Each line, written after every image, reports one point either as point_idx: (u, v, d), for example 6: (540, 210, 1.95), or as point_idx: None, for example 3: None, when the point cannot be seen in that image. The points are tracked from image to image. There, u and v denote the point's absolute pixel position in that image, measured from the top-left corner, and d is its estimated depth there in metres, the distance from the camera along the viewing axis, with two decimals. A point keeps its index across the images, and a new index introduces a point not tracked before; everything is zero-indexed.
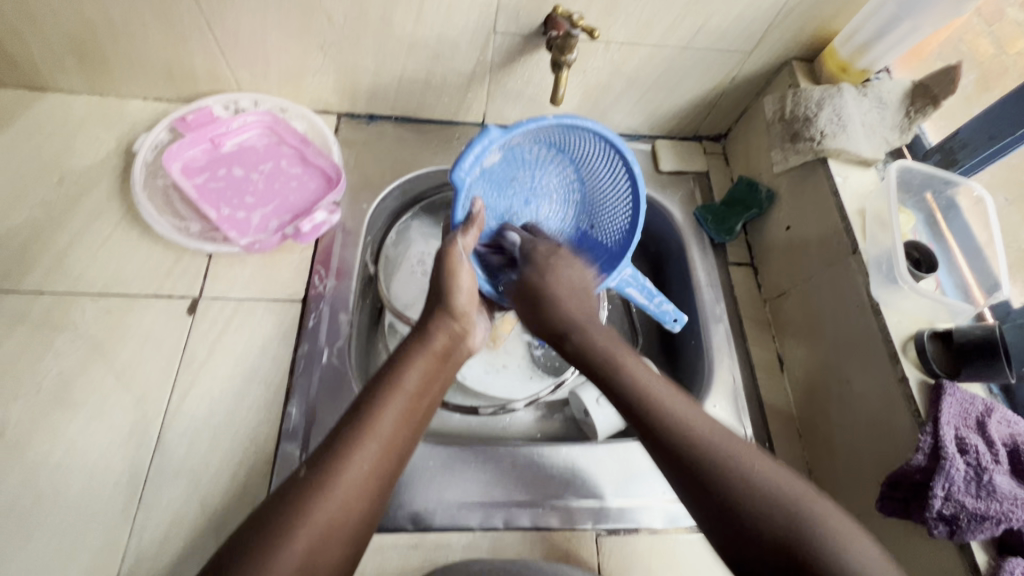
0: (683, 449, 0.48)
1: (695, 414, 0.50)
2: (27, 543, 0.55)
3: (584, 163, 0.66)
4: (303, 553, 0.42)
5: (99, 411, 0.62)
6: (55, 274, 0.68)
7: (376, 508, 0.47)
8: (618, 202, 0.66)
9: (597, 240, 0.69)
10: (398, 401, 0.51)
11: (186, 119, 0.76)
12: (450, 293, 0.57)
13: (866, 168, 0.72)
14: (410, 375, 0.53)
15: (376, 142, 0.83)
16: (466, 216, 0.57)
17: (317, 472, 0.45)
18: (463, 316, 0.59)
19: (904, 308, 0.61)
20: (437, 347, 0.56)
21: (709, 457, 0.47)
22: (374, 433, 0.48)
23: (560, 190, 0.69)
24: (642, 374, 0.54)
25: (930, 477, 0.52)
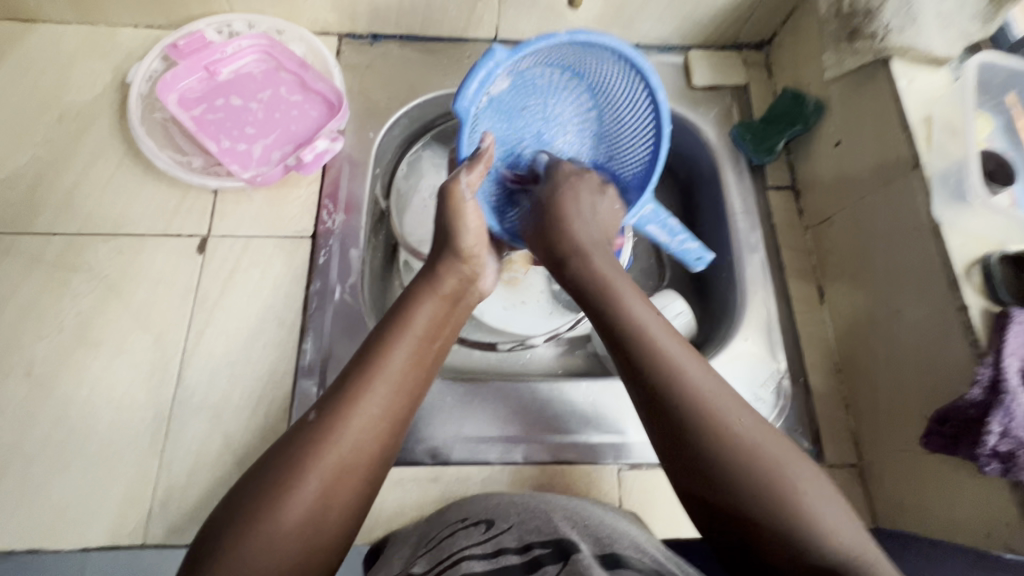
0: (672, 408, 0.46)
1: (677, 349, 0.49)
2: (65, 473, 0.57)
3: (604, 89, 0.59)
4: (320, 486, 0.42)
5: (120, 350, 0.62)
6: (65, 214, 0.67)
7: (392, 444, 0.47)
8: (641, 131, 0.59)
9: (618, 174, 0.63)
10: (406, 344, 0.49)
11: (178, 45, 0.71)
12: (458, 234, 0.54)
13: (936, 69, 0.62)
14: (418, 317, 0.51)
15: (381, 64, 0.77)
16: (473, 152, 0.53)
17: (326, 413, 0.45)
18: (472, 257, 0.55)
19: (971, 229, 0.54)
20: (446, 290, 0.54)
21: (698, 420, 0.45)
22: (383, 373, 0.47)
23: (576, 121, 0.63)
24: (643, 316, 0.51)
25: (986, 412, 0.47)
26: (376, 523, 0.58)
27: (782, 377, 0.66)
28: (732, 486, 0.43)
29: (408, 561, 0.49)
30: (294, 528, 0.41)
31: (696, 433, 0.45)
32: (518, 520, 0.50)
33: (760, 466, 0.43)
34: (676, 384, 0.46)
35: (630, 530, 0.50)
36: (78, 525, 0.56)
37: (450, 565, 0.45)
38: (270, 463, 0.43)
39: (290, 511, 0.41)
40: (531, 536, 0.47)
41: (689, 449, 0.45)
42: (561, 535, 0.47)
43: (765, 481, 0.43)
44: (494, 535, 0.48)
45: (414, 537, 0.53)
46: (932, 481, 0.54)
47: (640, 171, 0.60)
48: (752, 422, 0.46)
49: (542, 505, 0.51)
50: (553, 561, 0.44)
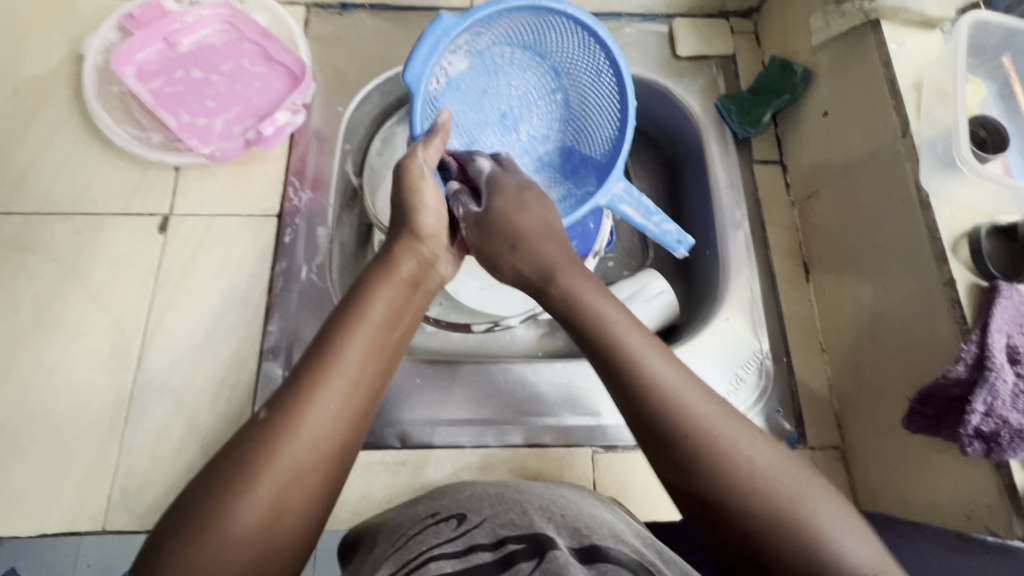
0: (676, 440, 0.40)
1: (673, 373, 0.42)
2: (22, 459, 0.56)
3: (566, 69, 0.60)
4: (275, 489, 0.40)
5: (79, 333, 0.60)
6: (21, 193, 0.65)
7: (354, 438, 0.44)
8: (606, 101, 0.59)
9: (588, 151, 0.61)
10: (363, 333, 0.45)
11: (134, 14, 0.68)
12: (415, 214, 0.52)
13: (929, 32, 0.58)
14: (375, 305, 0.47)
15: (350, 34, 0.73)
16: (427, 129, 0.54)
17: (276, 412, 0.42)
18: (432, 238, 0.52)
19: (959, 200, 0.51)
20: (404, 274, 0.50)
21: (706, 451, 0.40)
22: (337, 366, 0.43)
23: (543, 104, 0.63)
24: (642, 347, 0.43)
25: (970, 392, 0.45)
26: (344, 509, 0.57)
27: (764, 357, 0.64)
28: (751, 533, 0.38)
29: (376, 563, 0.45)
30: (249, 533, 0.38)
31: (704, 464, 0.39)
32: (493, 513, 0.47)
33: (778, 511, 0.38)
34: (681, 427, 0.40)
35: (604, 515, 0.48)
36: (36, 511, 0.55)
37: (418, 564, 0.42)
38: (223, 461, 0.41)
39: (242, 516, 0.38)
40: (504, 530, 0.44)
41: (697, 495, 0.40)
42: (538, 529, 0.44)
43: (789, 517, 0.38)
44: (466, 531, 0.45)
45: (383, 536, 0.49)
46: (915, 464, 0.52)
47: (607, 146, 0.59)
48: (768, 453, 0.40)
49: (514, 494, 0.48)
50: (527, 557, 0.41)
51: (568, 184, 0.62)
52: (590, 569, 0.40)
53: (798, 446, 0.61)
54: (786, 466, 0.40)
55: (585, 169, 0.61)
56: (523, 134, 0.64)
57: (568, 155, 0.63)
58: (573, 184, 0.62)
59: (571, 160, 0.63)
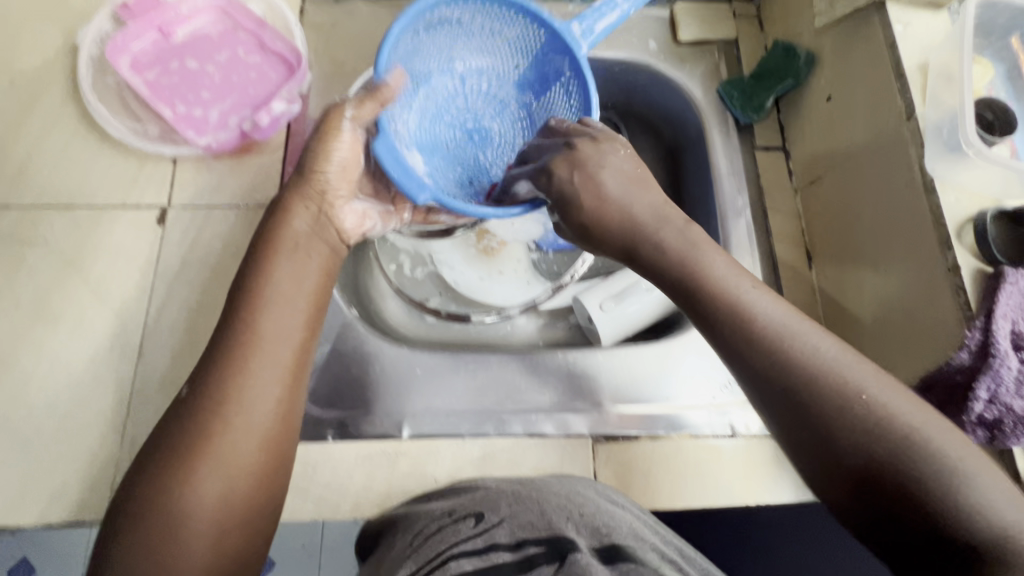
0: (790, 387, 0.41)
1: (779, 319, 0.42)
2: (26, 451, 0.56)
3: (450, 59, 0.61)
4: (220, 469, 0.42)
5: (80, 325, 0.60)
6: (19, 186, 0.65)
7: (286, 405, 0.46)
8: (490, 20, 0.58)
9: (535, 57, 0.59)
10: (270, 309, 0.47)
11: (127, 5, 0.67)
12: (317, 158, 0.52)
13: (936, 12, 0.57)
14: (280, 280, 0.48)
15: (346, 22, 0.72)
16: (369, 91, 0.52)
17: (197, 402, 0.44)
18: (327, 189, 0.53)
19: (965, 185, 0.50)
20: (301, 236, 0.51)
21: (823, 397, 0.40)
22: (250, 346, 0.45)
23: (471, 96, 0.64)
24: (747, 298, 0.43)
25: (973, 378, 0.45)
26: (344, 501, 0.57)
27: None
28: (874, 461, 0.39)
29: (394, 564, 0.46)
30: (208, 511, 0.42)
31: (823, 409, 0.40)
32: (510, 511, 0.47)
33: (913, 455, 0.38)
34: (795, 375, 0.41)
35: (624, 513, 0.49)
36: (42, 502, 0.55)
37: (439, 565, 0.43)
38: (150, 458, 0.43)
39: (194, 501, 0.41)
40: (525, 532, 0.45)
41: (818, 436, 0.40)
42: (557, 530, 0.45)
43: (915, 455, 0.38)
44: (486, 529, 0.46)
45: (400, 533, 0.50)
46: None
47: (533, 35, 0.57)
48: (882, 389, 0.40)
49: (535, 495, 0.49)
50: (549, 560, 0.43)
51: (553, 93, 0.60)
52: (612, 568, 0.42)
53: None
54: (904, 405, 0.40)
55: (547, 68, 0.60)
56: (498, 123, 0.64)
57: (527, 80, 0.62)
58: (558, 84, 0.59)
59: (532, 79, 0.62)
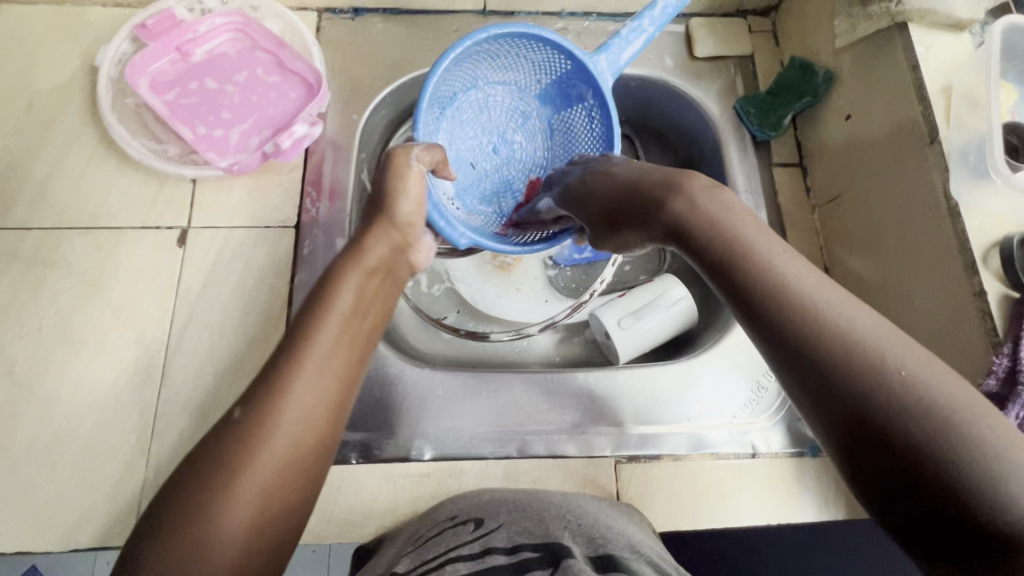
0: (811, 347, 0.34)
1: (804, 275, 0.37)
2: (51, 475, 0.57)
3: (475, 77, 0.61)
4: (257, 491, 0.39)
5: (103, 347, 0.60)
6: (40, 207, 0.65)
7: (337, 424, 0.43)
8: (518, 43, 0.59)
9: (560, 78, 0.61)
10: (332, 321, 0.45)
11: (147, 26, 0.67)
12: (393, 200, 0.53)
13: (958, 33, 0.57)
14: (343, 293, 0.47)
15: (363, 40, 0.72)
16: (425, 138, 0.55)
17: (249, 411, 0.41)
18: (406, 226, 0.53)
19: (991, 209, 0.50)
20: (373, 261, 0.51)
21: (856, 361, 0.33)
22: (308, 354, 0.43)
23: (495, 110, 0.65)
24: (769, 254, 0.38)
25: (1001, 405, 0.46)
26: (368, 523, 0.57)
27: None
28: (900, 438, 0.31)
29: (393, 560, 0.47)
30: (243, 534, 0.38)
31: (854, 376, 0.32)
32: (507, 519, 0.49)
33: (959, 443, 0.30)
34: (816, 331, 0.34)
35: (620, 526, 0.49)
36: (68, 526, 0.55)
37: (438, 565, 0.44)
38: (194, 469, 0.40)
39: (230, 519, 0.38)
40: (521, 537, 0.46)
41: (841, 408, 0.32)
42: (553, 538, 0.46)
43: (965, 446, 0.30)
44: (485, 533, 0.48)
45: (403, 537, 0.52)
46: None
47: (560, 58, 0.59)
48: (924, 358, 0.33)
49: (538, 505, 0.51)
50: (541, 566, 0.43)
51: (577, 115, 0.62)
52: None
53: (819, 455, 0.61)
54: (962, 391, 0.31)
55: (569, 88, 0.62)
56: (519, 136, 0.66)
57: (551, 98, 0.64)
58: (582, 106, 0.61)
59: (556, 97, 0.63)
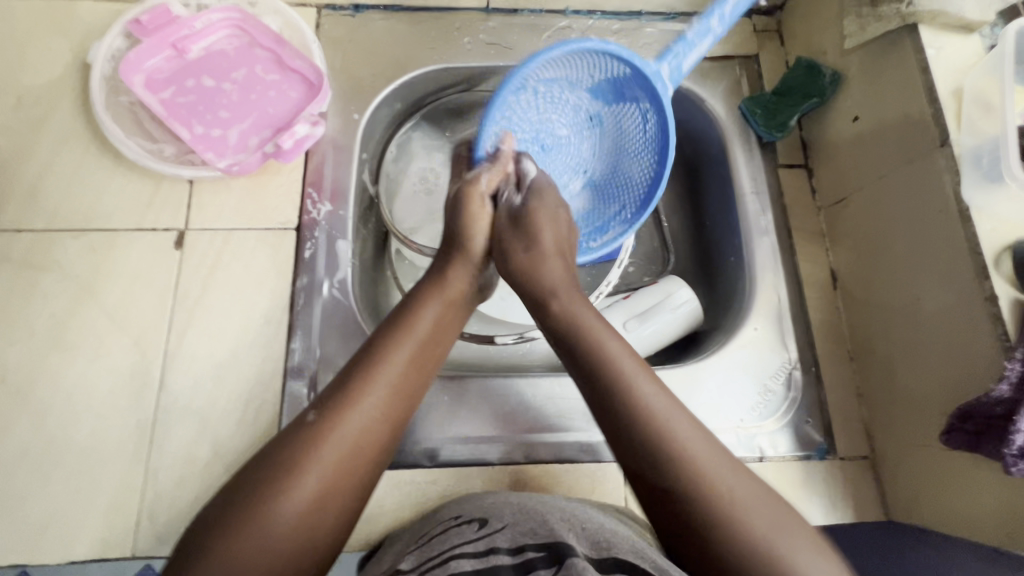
0: (661, 468, 0.41)
1: (646, 378, 0.45)
2: (46, 484, 0.55)
3: (527, 78, 0.54)
4: (313, 487, 0.40)
5: (98, 353, 0.59)
6: (30, 209, 0.63)
7: (390, 446, 0.44)
8: (580, 48, 0.52)
9: (616, 77, 0.56)
10: (407, 344, 0.47)
11: (141, 21, 0.65)
12: (468, 238, 0.54)
13: (967, 36, 0.56)
14: (422, 318, 0.49)
15: (363, 37, 0.71)
16: (489, 156, 0.56)
17: (321, 417, 0.42)
18: (481, 258, 0.55)
19: (1002, 213, 0.50)
20: (453, 291, 0.52)
21: (688, 477, 0.40)
22: (381, 373, 0.45)
23: (541, 107, 0.58)
24: (627, 368, 0.45)
25: (1013, 410, 0.45)
26: (374, 531, 0.56)
27: (793, 368, 0.63)
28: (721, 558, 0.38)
29: (398, 558, 0.47)
30: (287, 535, 0.39)
31: (686, 494, 0.39)
32: (514, 520, 0.47)
33: (763, 560, 0.37)
34: (668, 455, 0.41)
35: (628, 534, 0.47)
36: (63, 538, 0.54)
37: (439, 563, 0.44)
38: (255, 467, 0.41)
39: (277, 515, 0.38)
40: (525, 538, 0.45)
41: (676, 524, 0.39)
42: (557, 537, 0.44)
43: (762, 562, 0.37)
44: (487, 534, 0.46)
45: (407, 534, 0.51)
46: (951, 478, 0.52)
47: (622, 62, 0.54)
48: (754, 498, 0.39)
49: (541, 507, 0.49)
50: (546, 564, 0.41)
51: (628, 117, 0.60)
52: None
53: (827, 458, 0.61)
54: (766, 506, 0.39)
55: (623, 85, 0.57)
56: (566, 131, 0.61)
57: (600, 93, 0.59)
58: (635, 108, 0.58)
59: (605, 92, 0.59)
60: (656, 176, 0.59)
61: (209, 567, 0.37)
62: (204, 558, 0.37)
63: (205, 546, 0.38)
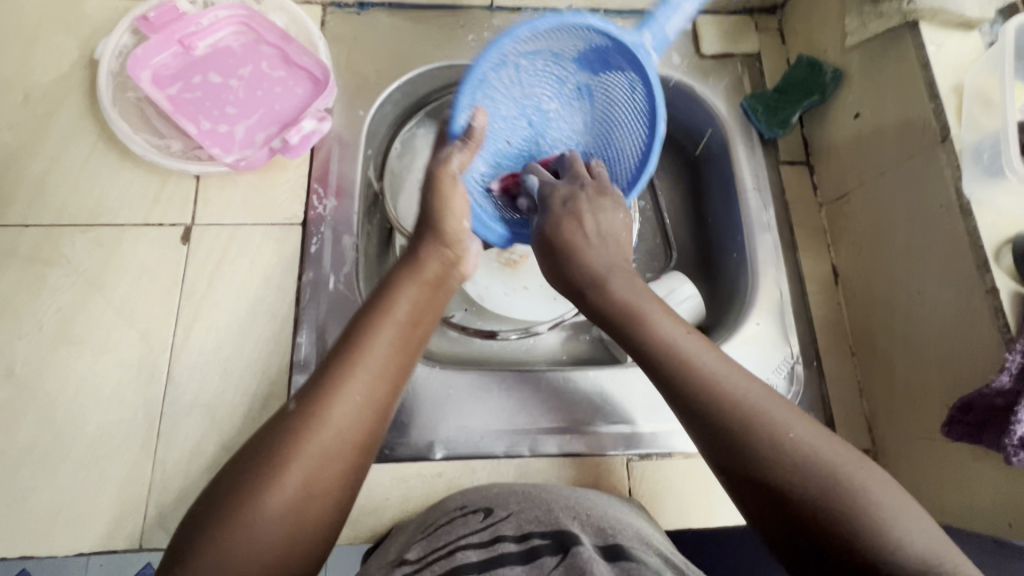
0: (728, 426, 0.40)
1: (694, 344, 0.45)
2: (54, 477, 0.55)
3: (509, 55, 0.58)
4: (301, 474, 0.40)
5: (105, 348, 0.59)
6: (38, 204, 0.63)
7: (378, 429, 0.45)
8: (554, 22, 0.55)
9: (597, 49, 0.59)
10: (388, 330, 0.47)
11: (148, 17, 0.65)
12: (441, 218, 0.55)
13: (967, 33, 0.57)
14: (400, 303, 0.49)
15: (368, 34, 0.71)
16: (464, 129, 0.57)
17: (303, 405, 0.42)
18: (455, 241, 0.55)
19: (1003, 207, 0.51)
20: (429, 275, 0.52)
21: (756, 430, 0.40)
22: (364, 359, 0.45)
23: (529, 84, 0.62)
24: (676, 334, 0.45)
25: (1014, 401, 0.45)
26: (380, 523, 0.56)
27: (795, 362, 0.64)
28: (803, 502, 0.37)
29: (403, 550, 0.47)
30: (281, 523, 0.39)
31: (758, 446, 0.39)
32: (518, 509, 0.48)
33: (842, 496, 0.37)
34: (732, 412, 0.41)
35: (633, 522, 0.48)
36: (71, 531, 0.54)
37: (445, 554, 0.43)
38: (243, 461, 0.41)
39: (269, 504, 0.39)
40: (530, 525, 0.45)
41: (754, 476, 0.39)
42: (562, 526, 0.45)
43: (842, 498, 0.37)
44: (492, 523, 0.47)
45: (413, 526, 0.52)
46: (952, 470, 0.53)
47: (599, 34, 0.56)
48: (823, 442, 0.40)
49: (546, 494, 0.50)
50: (551, 553, 0.41)
51: (613, 87, 0.61)
52: (615, 567, 0.40)
53: None
54: (836, 446, 0.40)
55: (608, 55, 0.59)
56: (555, 105, 0.65)
57: (587, 65, 0.62)
58: (619, 77, 0.60)
59: (591, 64, 0.61)
60: (646, 147, 0.59)
61: (205, 563, 0.37)
62: (198, 558, 0.37)
63: (198, 546, 0.38)
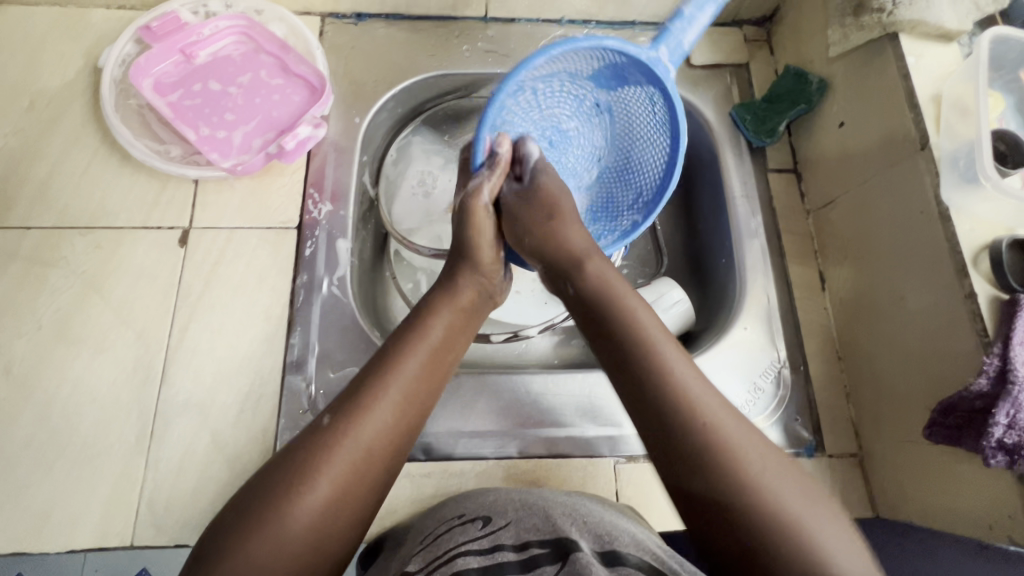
0: (675, 417, 0.42)
1: (664, 339, 0.46)
2: (49, 474, 0.56)
3: (521, 83, 0.55)
4: (329, 489, 0.41)
5: (103, 347, 0.60)
6: (40, 207, 0.65)
7: (403, 450, 0.45)
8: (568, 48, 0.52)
9: (612, 66, 0.56)
10: (421, 351, 0.48)
11: (151, 27, 0.67)
12: (477, 250, 0.54)
13: (946, 45, 0.59)
14: (434, 326, 0.50)
15: (365, 44, 0.73)
16: (489, 158, 0.55)
17: (337, 422, 0.43)
18: (490, 268, 0.55)
19: (979, 213, 0.52)
20: (462, 298, 0.53)
21: (699, 427, 0.41)
22: (396, 378, 0.45)
23: (543, 105, 0.60)
24: (649, 329, 0.46)
25: (992, 404, 0.46)
26: None
27: (782, 366, 0.64)
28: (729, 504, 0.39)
29: (406, 560, 0.48)
30: (302, 535, 0.40)
31: (699, 443, 0.40)
32: (516, 516, 0.48)
33: (769, 510, 0.38)
34: (681, 407, 0.42)
35: (629, 526, 0.49)
36: (63, 527, 0.55)
37: (448, 561, 0.44)
38: (268, 471, 0.42)
39: (296, 518, 0.40)
40: (529, 534, 0.46)
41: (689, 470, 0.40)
42: (561, 534, 0.45)
43: (768, 510, 0.38)
44: (492, 531, 0.47)
45: (411, 534, 0.52)
46: (934, 473, 0.53)
47: (616, 53, 0.54)
48: (774, 466, 0.40)
49: (541, 501, 0.50)
50: (551, 561, 0.43)
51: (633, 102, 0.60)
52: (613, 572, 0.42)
53: (816, 455, 0.62)
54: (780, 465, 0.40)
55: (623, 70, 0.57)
56: (574, 122, 0.63)
57: (601, 81, 0.59)
58: (636, 91, 0.58)
59: (605, 79, 0.59)
60: (669, 158, 0.60)
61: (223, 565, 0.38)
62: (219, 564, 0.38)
63: (220, 551, 0.39)
